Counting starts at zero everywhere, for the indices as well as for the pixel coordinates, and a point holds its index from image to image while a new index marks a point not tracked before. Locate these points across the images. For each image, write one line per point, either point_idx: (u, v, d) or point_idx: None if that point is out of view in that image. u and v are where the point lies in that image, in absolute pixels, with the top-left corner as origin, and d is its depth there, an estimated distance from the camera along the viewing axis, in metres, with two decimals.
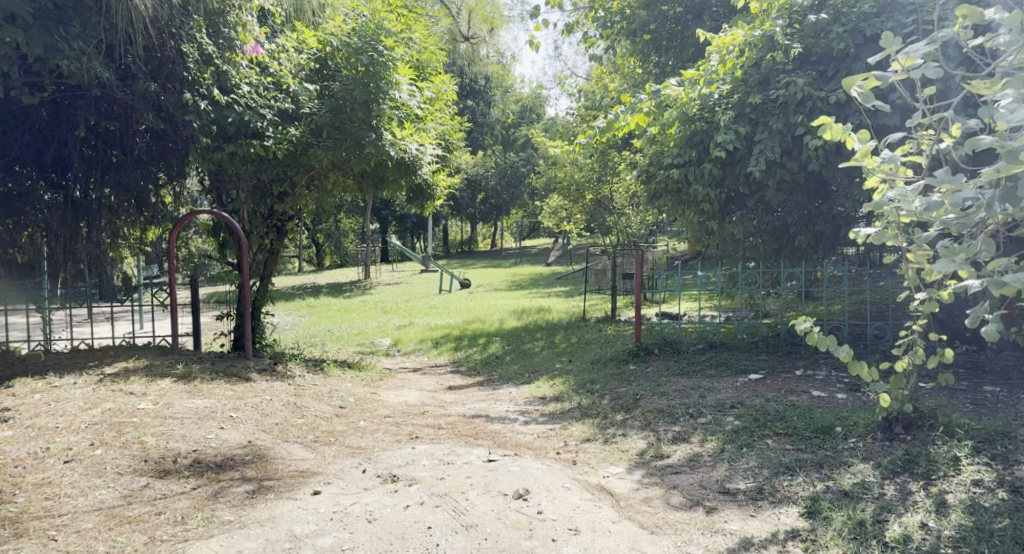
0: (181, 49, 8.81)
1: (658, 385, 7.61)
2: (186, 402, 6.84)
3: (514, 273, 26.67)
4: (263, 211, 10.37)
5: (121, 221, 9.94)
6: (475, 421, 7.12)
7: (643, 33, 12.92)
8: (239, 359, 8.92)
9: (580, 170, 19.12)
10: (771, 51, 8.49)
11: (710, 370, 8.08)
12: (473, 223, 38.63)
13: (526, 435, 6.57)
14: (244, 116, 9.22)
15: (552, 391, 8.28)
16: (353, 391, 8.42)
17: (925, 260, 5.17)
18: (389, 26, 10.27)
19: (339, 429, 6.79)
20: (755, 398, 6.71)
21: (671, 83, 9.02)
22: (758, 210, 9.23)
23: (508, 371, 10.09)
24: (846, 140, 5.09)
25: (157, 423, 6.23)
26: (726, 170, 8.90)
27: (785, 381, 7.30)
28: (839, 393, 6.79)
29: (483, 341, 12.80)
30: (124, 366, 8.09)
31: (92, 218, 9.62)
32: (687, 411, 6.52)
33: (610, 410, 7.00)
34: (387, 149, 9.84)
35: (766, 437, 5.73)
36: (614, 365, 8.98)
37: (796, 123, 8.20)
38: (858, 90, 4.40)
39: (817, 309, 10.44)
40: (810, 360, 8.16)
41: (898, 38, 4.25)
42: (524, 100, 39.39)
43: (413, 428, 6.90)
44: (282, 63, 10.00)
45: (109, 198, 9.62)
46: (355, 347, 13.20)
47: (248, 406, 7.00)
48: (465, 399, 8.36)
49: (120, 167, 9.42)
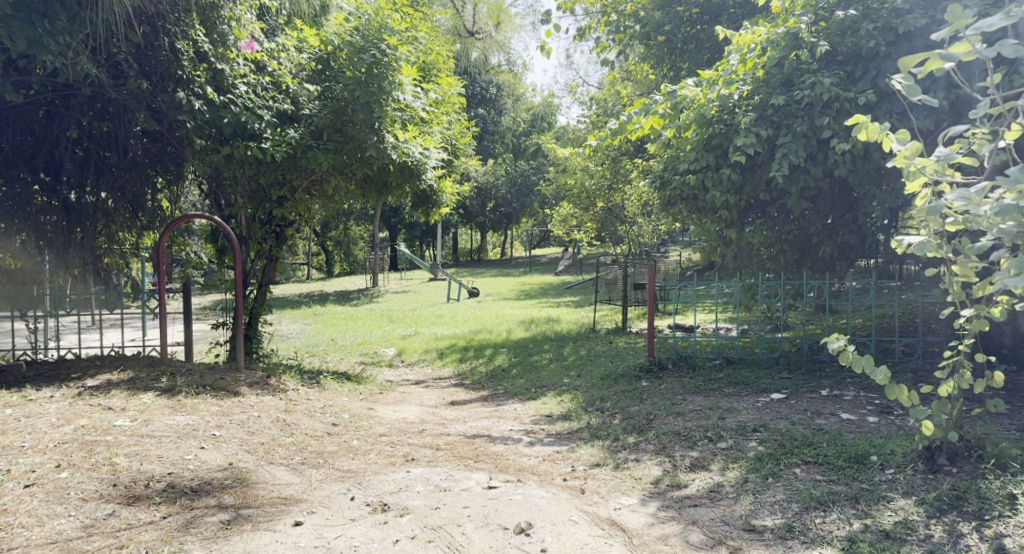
0: (175, 46, 8.37)
1: (672, 404, 7.10)
2: (166, 418, 6.37)
3: (524, 283, 26.18)
4: (262, 216, 9.87)
5: (117, 227, 9.58)
6: (476, 442, 6.63)
7: (657, 35, 12.44)
8: (231, 371, 8.47)
9: (591, 178, 18.78)
10: (795, 50, 8.01)
11: (729, 388, 7.57)
12: (483, 232, 38.17)
13: (530, 459, 6.08)
14: (240, 117, 8.70)
15: (559, 409, 7.77)
16: (348, 406, 7.93)
17: (972, 273, 4.68)
18: (394, 25, 9.76)
19: (330, 449, 6.31)
20: (779, 421, 6.19)
21: (688, 83, 8.53)
22: (780, 218, 8.73)
23: (513, 385, 9.60)
24: (884, 141, 4.78)
25: (132, 443, 5.76)
26: (746, 176, 8.39)
27: (811, 402, 6.78)
28: (869, 416, 6.27)
29: (489, 352, 12.29)
30: (108, 379, 7.65)
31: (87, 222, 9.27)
32: (706, 435, 6.01)
33: (621, 432, 6.50)
34: (389, 153, 9.32)
35: (794, 465, 5.23)
36: (626, 381, 8.48)
37: (821, 126, 7.72)
38: (903, 79, 4.34)
39: (840, 323, 9.92)
40: (836, 379, 7.64)
41: (968, 12, 3.79)
42: (535, 108, 39.10)
43: (410, 449, 6.42)
44: (281, 62, 9.54)
45: (105, 202, 9.28)
46: (358, 357, 12.73)
47: (233, 423, 6.52)
48: (466, 417, 7.87)
49: (114, 169, 9.05)
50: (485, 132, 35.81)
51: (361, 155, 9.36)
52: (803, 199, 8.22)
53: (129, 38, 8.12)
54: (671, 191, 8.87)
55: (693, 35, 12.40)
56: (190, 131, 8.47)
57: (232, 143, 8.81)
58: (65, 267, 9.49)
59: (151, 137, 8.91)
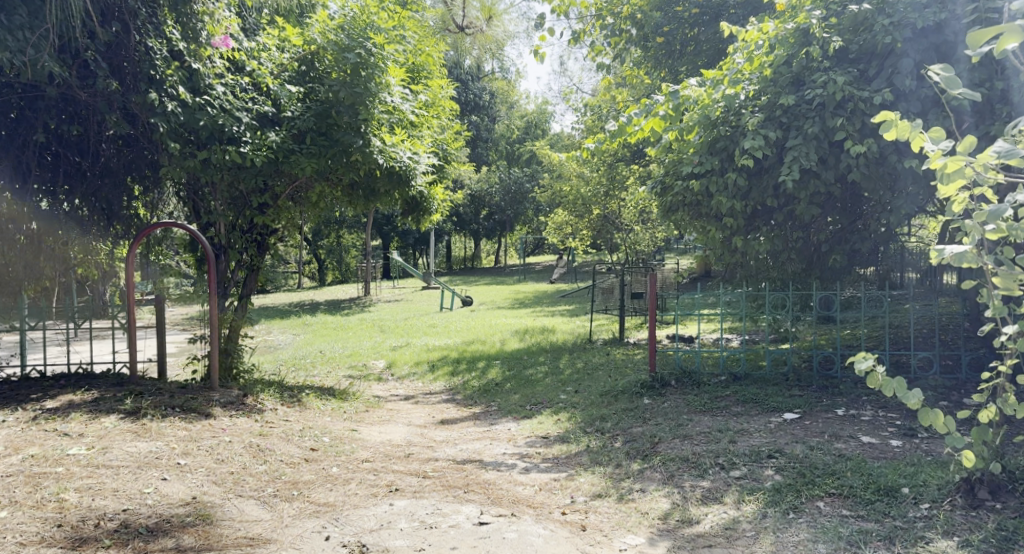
0: (147, 44, 7.83)
1: (678, 426, 6.58)
2: (126, 445, 5.93)
3: (519, 291, 25.59)
4: (242, 224, 9.24)
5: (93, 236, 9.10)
6: (466, 468, 6.09)
7: (655, 36, 11.98)
8: (204, 390, 7.94)
9: (586, 185, 18.31)
10: (805, 47, 7.49)
11: (737, 407, 7.05)
12: (478, 240, 37.66)
13: (525, 488, 5.56)
14: (218, 119, 8.11)
15: (557, 430, 7.25)
16: (330, 428, 7.40)
17: (1019, 287, 4.16)
18: (381, 22, 9.16)
19: (306, 478, 5.79)
20: (795, 445, 5.68)
21: (691, 83, 8.01)
22: (788, 225, 8.21)
23: (507, 402, 9.06)
24: (915, 140, 4.29)
25: (86, 475, 5.35)
26: (752, 181, 7.88)
27: (827, 423, 6.27)
28: (893, 439, 5.75)
29: (483, 365, 11.74)
30: (69, 401, 7.16)
31: (60, 231, 8.71)
32: (717, 461, 5.49)
33: (623, 457, 5.99)
34: (375, 158, 8.75)
35: (817, 498, 4.73)
36: (626, 399, 7.97)
37: (834, 128, 7.20)
38: (943, 71, 3.96)
39: (851, 334, 9.40)
40: (852, 396, 7.13)
41: None
42: (529, 115, 38.66)
43: (394, 477, 5.88)
44: (262, 62, 8.97)
45: (80, 210, 8.79)
46: (346, 371, 12.16)
47: (201, 450, 6.05)
48: (457, 439, 7.33)
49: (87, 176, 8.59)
50: (478, 138, 35.33)
51: (346, 160, 8.85)
52: (814, 205, 7.72)
53: (99, 37, 7.65)
54: (672, 197, 8.36)
55: (692, 38, 12.00)
56: (163, 134, 7.87)
57: (210, 147, 8.24)
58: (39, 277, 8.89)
59: (124, 142, 8.47)
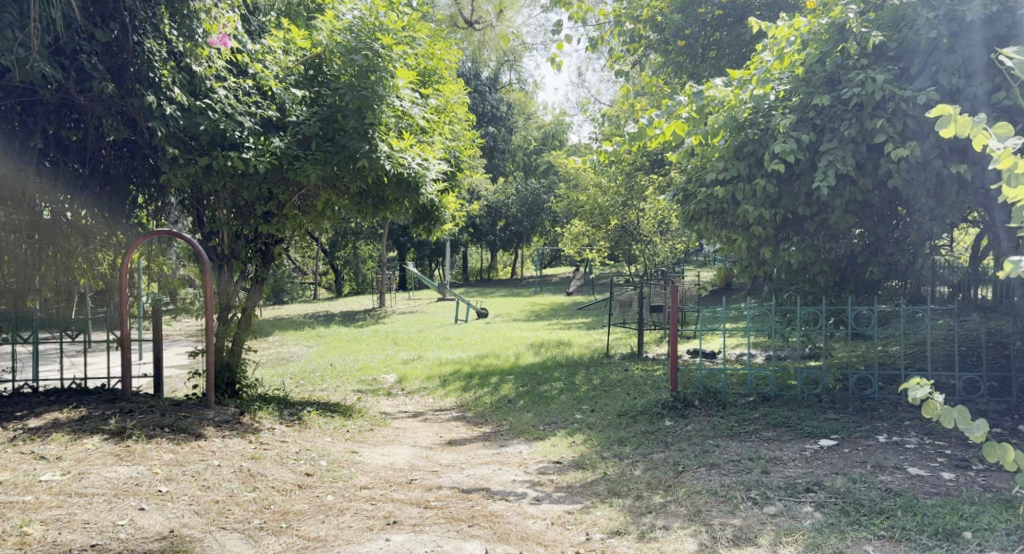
0: (143, 44, 7.35)
1: (704, 452, 6.04)
2: (104, 470, 5.48)
3: (536, 303, 25.07)
4: (246, 233, 8.68)
5: (95, 247, 8.57)
6: (472, 498, 5.58)
7: (677, 39, 11.47)
8: (199, 409, 7.49)
9: (605, 194, 17.84)
10: (840, 44, 6.97)
11: (768, 432, 6.52)
12: (495, 252, 37.19)
13: (536, 521, 5.06)
14: (218, 124, 7.63)
15: (572, 453, 6.73)
16: (329, 450, 6.91)
17: None
18: (389, 22, 8.68)
19: (298, 508, 5.32)
20: (835, 477, 5.14)
21: (716, 83, 7.51)
22: (820, 236, 7.65)
23: (520, 421, 8.54)
24: (975, 141, 3.69)
25: (55, 504, 4.92)
26: (783, 187, 7.32)
27: (869, 452, 5.72)
28: (944, 471, 5.20)
29: (495, 381, 11.21)
30: (54, 419, 6.73)
31: (59, 244, 8.20)
32: (749, 495, 4.97)
33: (644, 487, 5.47)
34: (383, 164, 8.23)
35: (865, 542, 4.23)
36: (647, 420, 7.44)
37: (873, 130, 6.67)
38: (1017, 54, 3.38)
39: (887, 351, 8.82)
40: (893, 421, 6.58)
41: None
42: (547, 126, 38.26)
43: (393, 507, 5.38)
44: (266, 66, 8.41)
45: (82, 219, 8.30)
46: (354, 385, 11.67)
47: (185, 475, 5.59)
48: (464, 463, 6.82)
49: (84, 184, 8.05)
50: (495, 149, 34.89)
51: (353, 167, 8.27)
52: (849, 214, 7.19)
53: (95, 36, 7.20)
54: (695, 205, 7.81)
55: (716, 41, 11.47)
56: (160, 139, 7.41)
57: (211, 153, 7.75)
58: (38, 289, 8.42)
59: (123, 148, 7.95)
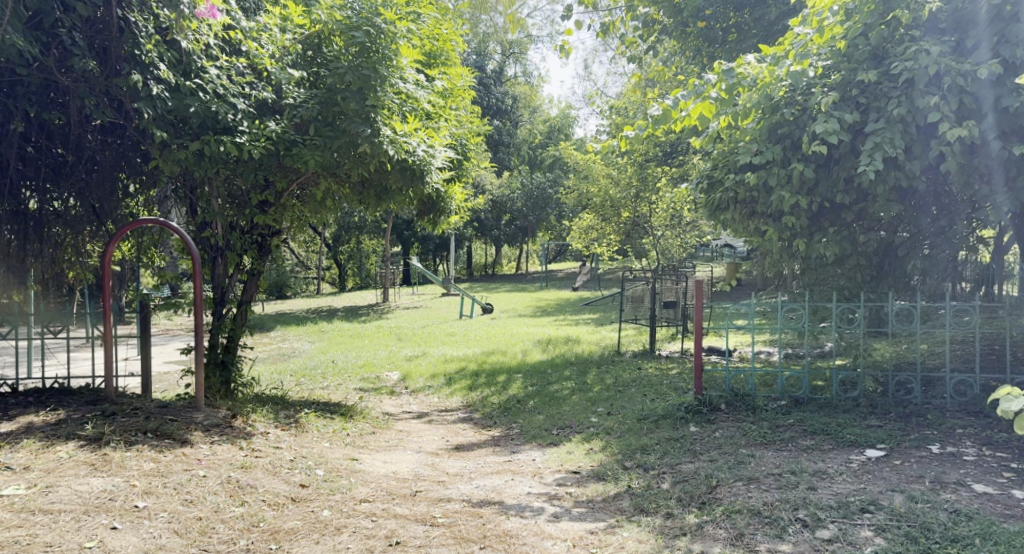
0: (127, 18, 6.68)
1: (738, 464, 5.48)
2: (75, 483, 4.93)
3: (542, 299, 24.44)
4: (242, 224, 8.02)
5: (85, 237, 7.88)
6: (484, 514, 5.01)
7: (696, 20, 10.85)
8: (188, 411, 6.94)
9: (615, 186, 17.20)
10: (887, 15, 6.39)
11: (806, 440, 5.96)
12: (500, 246, 36.62)
13: (556, 541, 4.53)
14: (211, 106, 6.99)
15: (589, 462, 6.17)
16: (327, 457, 6.35)
17: None
18: None
19: (292, 524, 4.78)
20: (892, 495, 4.59)
21: (749, 60, 6.94)
22: (859, 227, 7.09)
23: (530, 424, 7.98)
24: None
25: (15, 525, 4.42)
26: (821, 173, 6.77)
27: (924, 465, 5.15)
28: (1015, 489, 4.63)
29: (504, 379, 10.61)
30: (28, 423, 6.18)
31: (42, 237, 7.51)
32: (796, 516, 4.43)
33: (675, 503, 4.92)
34: (385, 149, 7.55)
35: None
36: (669, 425, 6.88)
37: (925, 109, 6.12)
38: None
39: (924, 352, 8.22)
40: (943, 429, 6.01)
41: None
42: (552, 120, 37.69)
43: (396, 524, 4.83)
44: (262, 45, 7.86)
45: (72, 209, 7.62)
46: (356, 384, 11.10)
47: (168, 488, 5.06)
48: (472, 472, 6.26)
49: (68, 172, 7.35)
50: (499, 143, 34.23)
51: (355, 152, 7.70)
52: (892, 202, 6.64)
53: (76, 10, 6.52)
54: (723, 193, 7.22)
55: (735, 23, 10.84)
56: (148, 123, 6.78)
57: (203, 137, 7.11)
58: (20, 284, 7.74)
59: (110, 133, 7.21)
